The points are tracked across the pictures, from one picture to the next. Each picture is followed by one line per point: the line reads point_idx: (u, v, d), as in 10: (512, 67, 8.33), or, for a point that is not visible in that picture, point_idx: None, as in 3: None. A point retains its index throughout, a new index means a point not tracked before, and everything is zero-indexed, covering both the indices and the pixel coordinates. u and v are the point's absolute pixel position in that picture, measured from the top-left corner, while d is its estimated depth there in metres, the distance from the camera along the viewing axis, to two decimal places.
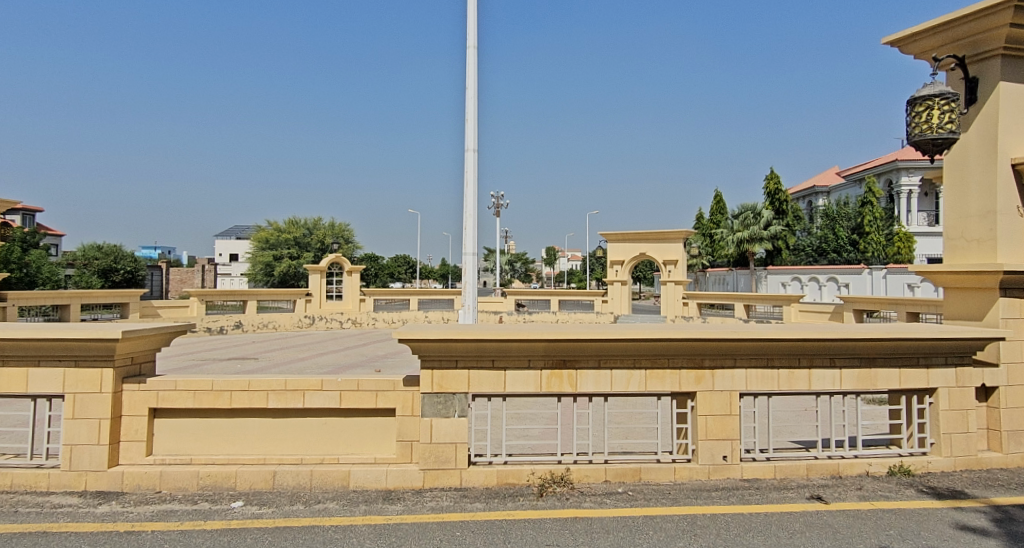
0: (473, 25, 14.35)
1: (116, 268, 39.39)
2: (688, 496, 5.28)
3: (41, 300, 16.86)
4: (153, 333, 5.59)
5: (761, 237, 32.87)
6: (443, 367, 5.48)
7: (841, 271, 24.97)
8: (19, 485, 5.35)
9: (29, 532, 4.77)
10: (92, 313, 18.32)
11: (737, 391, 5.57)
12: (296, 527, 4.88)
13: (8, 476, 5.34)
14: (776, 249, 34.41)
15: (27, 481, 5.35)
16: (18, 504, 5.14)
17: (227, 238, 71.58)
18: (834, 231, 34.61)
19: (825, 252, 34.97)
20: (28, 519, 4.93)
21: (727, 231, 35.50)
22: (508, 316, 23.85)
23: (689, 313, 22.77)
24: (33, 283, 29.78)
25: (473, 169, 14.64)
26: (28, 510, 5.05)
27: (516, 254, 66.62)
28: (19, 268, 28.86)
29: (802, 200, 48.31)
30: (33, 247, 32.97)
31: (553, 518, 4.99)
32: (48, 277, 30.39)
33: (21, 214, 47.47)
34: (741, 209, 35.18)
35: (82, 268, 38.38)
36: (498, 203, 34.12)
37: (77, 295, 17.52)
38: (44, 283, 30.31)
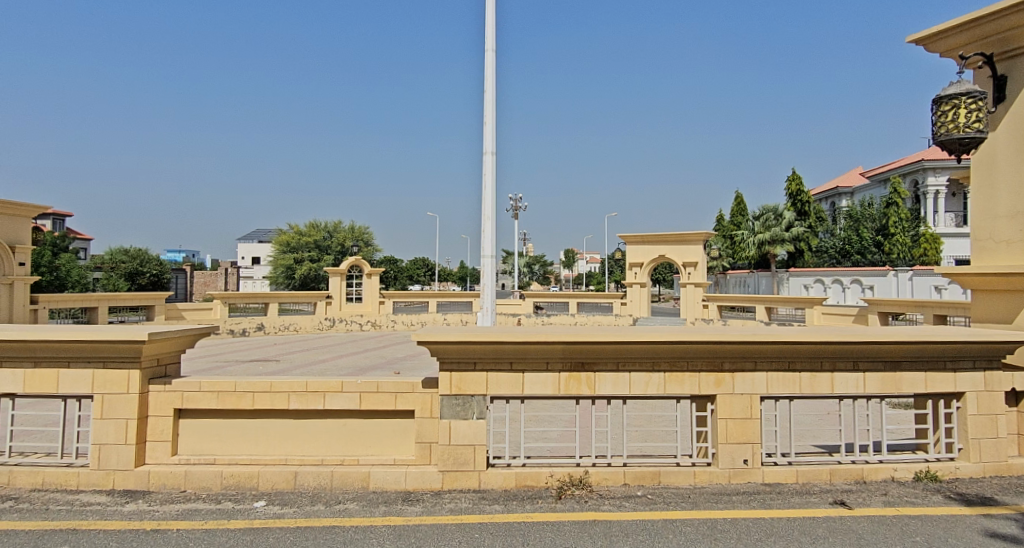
0: (493, 29, 14.42)
1: (143, 270, 39.87)
2: (709, 500, 5.26)
3: (69, 303, 17.10)
4: (179, 335, 5.65)
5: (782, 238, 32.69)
6: (461, 370, 5.50)
7: (864, 273, 24.72)
8: (50, 483, 5.43)
9: (60, 528, 4.85)
10: (120, 317, 18.56)
11: (757, 395, 5.54)
12: (317, 527, 4.91)
13: (40, 475, 5.43)
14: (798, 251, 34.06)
15: (58, 480, 5.43)
16: (49, 502, 5.22)
17: (249, 240, 71.66)
18: (859, 232, 34.27)
19: (849, 253, 34.60)
20: (59, 516, 5.01)
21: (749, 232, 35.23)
22: (526, 319, 23.97)
23: (710, 315, 22.68)
24: (62, 287, 30.30)
25: (492, 171, 14.69)
26: (59, 507, 5.13)
27: (534, 257, 66.88)
28: (49, 271, 29.49)
29: (825, 200, 47.86)
30: (62, 250, 33.53)
31: (572, 520, 5.00)
32: (78, 280, 30.98)
33: (52, 219, 48.36)
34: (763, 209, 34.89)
35: (110, 271, 38.92)
36: (516, 206, 34.13)
37: (105, 298, 17.53)
38: (74, 286, 30.91)
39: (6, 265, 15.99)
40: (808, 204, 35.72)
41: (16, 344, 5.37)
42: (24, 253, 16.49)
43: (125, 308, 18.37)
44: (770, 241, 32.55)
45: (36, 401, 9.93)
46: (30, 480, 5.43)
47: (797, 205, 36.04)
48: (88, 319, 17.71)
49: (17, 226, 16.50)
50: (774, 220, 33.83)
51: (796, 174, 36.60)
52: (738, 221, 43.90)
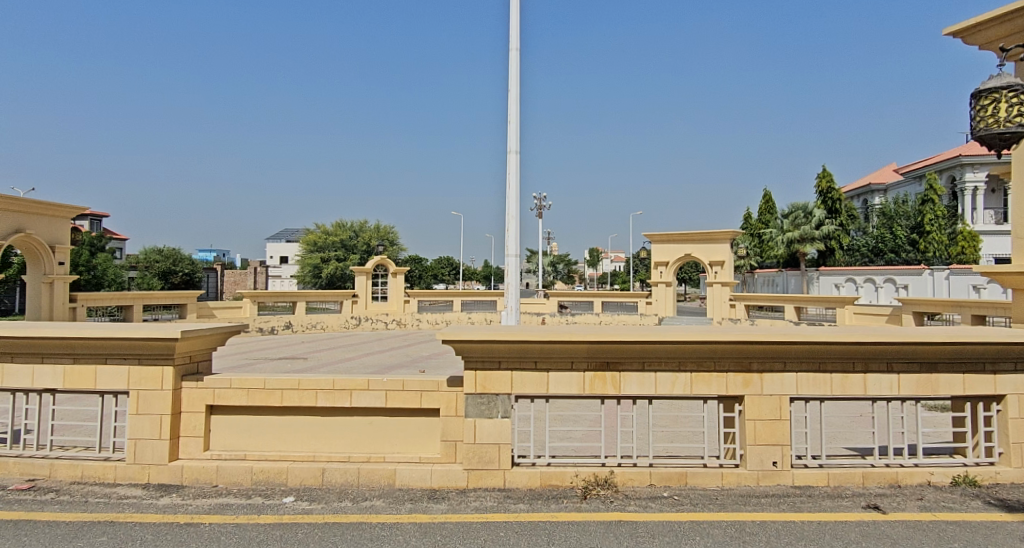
0: (516, 27, 14.42)
1: (176, 270, 40.43)
2: (737, 502, 5.22)
3: (106, 300, 17.45)
4: (211, 332, 5.73)
5: (812, 237, 32.22)
6: (486, 369, 5.51)
7: (899, 272, 24.35)
8: (89, 476, 5.53)
9: (97, 520, 4.93)
10: (154, 314, 18.89)
11: (787, 396, 5.48)
12: (345, 523, 4.95)
13: (78, 468, 5.52)
14: (829, 249, 33.65)
15: (96, 473, 5.52)
16: (88, 495, 5.31)
17: (277, 240, 72.23)
18: (893, 230, 33.78)
19: (881, 251, 34.03)
20: (97, 509, 5.10)
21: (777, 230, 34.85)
22: (551, 318, 23.98)
23: (737, 315, 22.51)
24: (98, 285, 30.90)
25: (516, 171, 14.70)
26: (97, 500, 5.22)
27: (559, 256, 66.74)
28: (87, 270, 30.10)
29: (857, 198, 47.25)
30: (99, 249, 34.15)
31: (597, 520, 4.98)
32: (114, 279, 31.55)
33: (89, 220, 49.27)
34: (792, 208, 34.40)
35: (144, 271, 39.58)
36: (540, 205, 34.12)
37: (140, 297, 17.87)
38: (110, 285, 31.50)
39: (46, 264, 16.34)
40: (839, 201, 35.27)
41: (56, 340, 5.49)
42: (64, 253, 16.81)
43: (159, 307, 18.69)
44: (799, 240, 32.16)
45: (74, 396, 10.12)
46: (69, 473, 5.52)
47: (828, 202, 35.65)
48: (123, 317, 18.04)
49: (60, 227, 16.84)
50: (803, 218, 33.33)
51: (826, 171, 36.14)
52: (767, 220, 43.50)
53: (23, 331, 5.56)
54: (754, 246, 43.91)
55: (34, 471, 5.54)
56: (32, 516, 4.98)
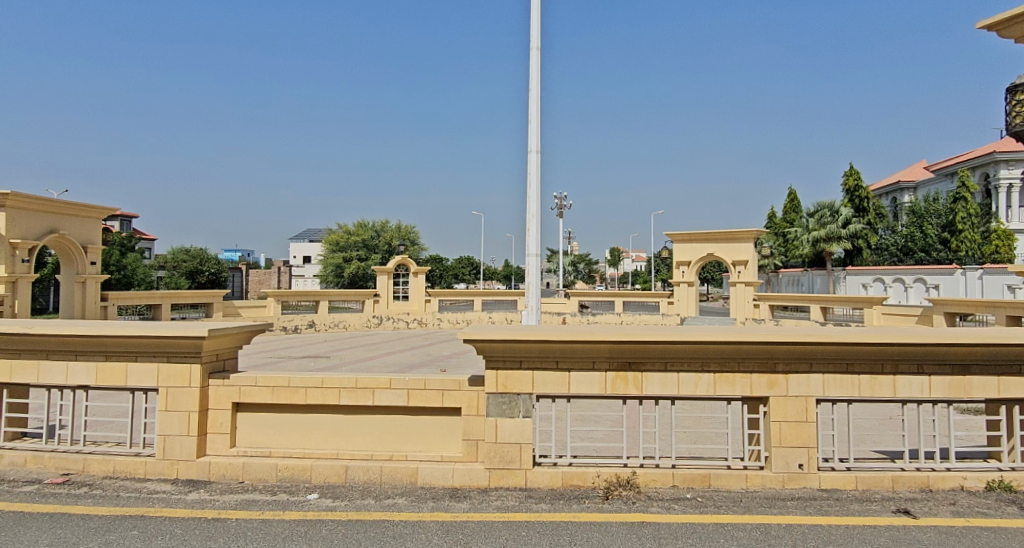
0: (537, 26, 14.40)
1: (202, 270, 40.89)
2: (762, 505, 5.17)
3: (135, 299, 17.71)
4: (237, 330, 5.78)
5: (838, 236, 31.75)
6: (508, 368, 5.50)
7: (930, 272, 24.02)
8: (120, 471, 5.60)
9: (128, 515, 5.00)
10: (182, 313, 19.06)
11: (813, 397, 5.42)
12: (368, 520, 4.97)
13: (110, 463, 5.61)
14: (856, 249, 33.26)
15: (127, 468, 5.60)
16: (120, 489, 5.38)
17: (300, 240, 72.79)
18: (923, 229, 33.34)
19: (911, 251, 33.57)
20: (128, 503, 5.16)
21: (802, 229, 34.50)
22: (571, 318, 23.96)
23: (760, 316, 22.37)
24: (128, 285, 31.37)
25: (537, 170, 14.68)
26: (128, 494, 5.29)
27: (579, 255, 66.61)
28: (117, 270, 30.57)
29: (886, 196, 46.68)
30: (129, 250, 34.63)
31: (620, 521, 4.95)
32: (143, 279, 32.01)
33: (119, 221, 49.98)
34: (817, 207, 33.79)
35: (171, 270, 40.09)
36: (560, 204, 34.06)
37: (168, 296, 18.13)
38: (139, 285, 31.96)
39: (79, 264, 16.58)
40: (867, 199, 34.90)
41: (88, 339, 5.57)
42: (96, 253, 17.05)
43: (186, 306, 18.93)
44: (824, 238, 31.89)
45: (107, 392, 10.28)
46: (102, 468, 5.61)
47: (854, 200, 35.27)
48: (152, 315, 18.31)
49: (93, 227, 17.05)
50: (829, 216, 32.68)
51: (853, 168, 35.71)
52: (792, 218, 43.13)
53: (57, 329, 5.65)
54: (778, 245, 43.55)
55: (69, 466, 5.64)
56: (67, 509, 5.06)
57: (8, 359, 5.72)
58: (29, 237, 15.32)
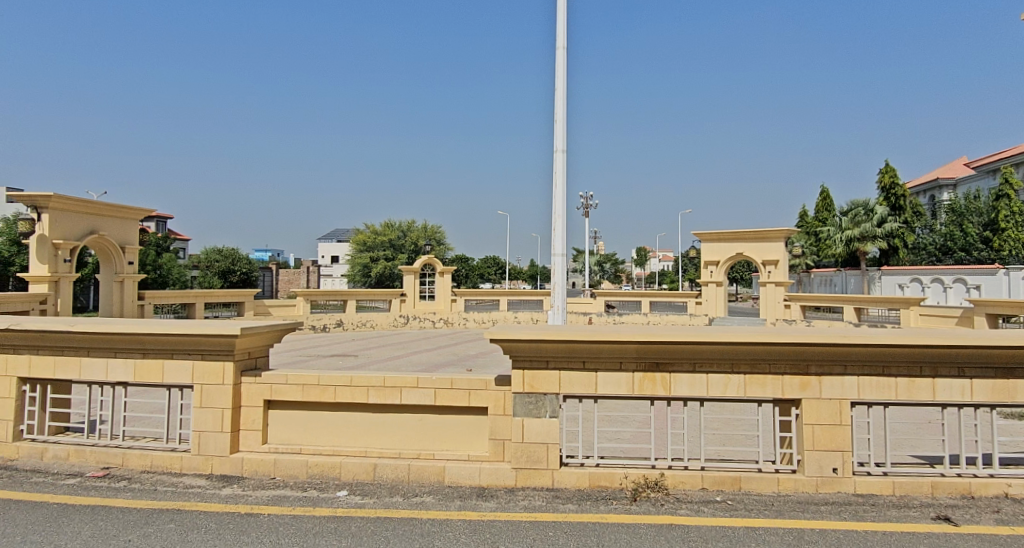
0: (564, 25, 14.36)
1: (234, 269, 41.41)
2: (794, 509, 5.10)
3: (170, 298, 18.02)
4: (268, 329, 5.82)
5: (873, 235, 30.97)
6: (534, 368, 5.48)
7: (970, 272, 23.58)
8: (157, 466, 5.67)
9: (165, 508, 5.06)
10: (214, 311, 19.23)
11: (847, 400, 5.32)
12: (396, 518, 4.98)
13: (148, 458, 5.68)
14: (892, 248, 32.72)
15: (164, 463, 5.67)
16: (157, 483, 5.45)
17: (328, 240, 73.39)
18: (963, 228, 32.69)
19: (951, 250, 32.96)
20: (165, 497, 5.23)
21: (835, 228, 34.04)
22: (597, 318, 23.90)
23: (792, 316, 22.11)
24: (164, 284, 31.89)
25: (563, 170, 14.64)
26: (165, 489, 5.36)
27: (605, 255, 66.39)
28: (153, 269, 31.12)
29: (924, 194, 45.90)
30: (164, 250, 35.21)
31: (649, 523, 4.91)
32: (177, 279, 32.54)
33: (154, 221, 50.81)
34: (852, 205, 33.42)
35: (204, 270, 40.67)
36: (586, 203, 33.95)
37: (201, 295, 18.45)
38: (174, 284, 32.50)
39: (117, 263, 16.84)
40: (904, 198, 34.42)
41: (127, 336, 5.65)
42: (133, 253, 17.31)
43: (219, 304, 19.21)
44: (860, 238, 31.09)
45: (144, 389, 10.44)
46: (140, 462, 5.69)
47: (891, 198, 34.75)
48: (186, 314, 18.61)
49: (130, 228, 17.32)
50: (863, 215, 32.09)
51: (889, 166, 35.08)
52: (825, 217, 42.63)
53: (97, 327, 5.74)
54: (810, 244, 43.07)
55: (109, 459, 5.72)
56: (107, 501, 5.14)
57: (50, 355, 5.82)
58: (71, 237, 15.60)
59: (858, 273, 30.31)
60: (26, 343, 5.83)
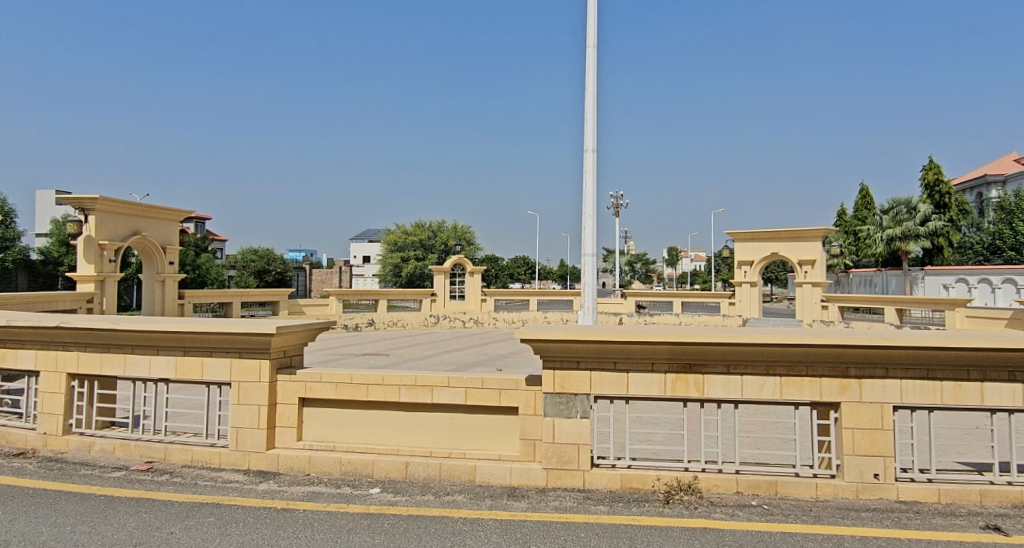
0: (594, 23, 14.26)
1: (269, 269, 41.90)
2: (834, 515, 4.98)
3: (208, 298, 18.31)
4: (302, 328, 5.85)
5: (916, 233, 30.18)
6: (565, 368, 5.42)
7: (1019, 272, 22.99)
8: (197, 461, 5.73)
9: (204, 502, 5.10)
10: (250, 311, 19.46)
11: (889, 404, 5.19)
12: (428, 516, 4.96)
13: (189, 452, 5.74)
14: (937, 248, 32.01)
15: (204, 458, 5.72)
16: (197, 478, 5.50)
17: (360, 240, 73.94)
18: (1012, 227, 31.85)
19: (999, 249, 32.14)
20: (204, 491, 5.27)
21: (875, 227, 33.38)
22: (628, 318, 23.77)
23: (830, 318, 21.68)
24: (203, 284, 32.41)
25: (592, 169, 14.55)
26: (204, 483, 5.41)
27: (637, 254, 65.98)
28: (192, 269, 31.65)
29: (970, 191, 44.83)
30: (202, 250, 35.78)
31: (683, 526, 4.83)
32: (215, 278, 33.05)
33: (192, 222, 51.67)
34: (893, 203, 32.67)
35: (240, 270, 41.24)
36: (617, 203, 33.75)
37: (239, 294, 18.73)
38: (212, 284, 33.02)
39: (159, 264, 17.11)
40: (949, 195, 33.75)
41: (168, 333, 5.71)
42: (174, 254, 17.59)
43: (255, 303, 19.45)
44: (901, 236, 30.18)
45: (183, 387, 10.59)
46: (181, 457, 5.75)
47: (935, 195, 34.07)
48: (224, 312, 18.87)
49: (172, 230, 17.62)
50: (905, 214, 31.42)
51: (933, 162, 34.41)
52: (865, 215, 41.91)
53: (141, 324, 5.82)
54: (850, 244, 42.43)
55: (152, 454, 5.80)
56: (150, 494, 5.20)
57: (96, 352, 5.91)
58: (116, 238, 15.92)
59: (900, 273, 29.65)
60: (74, 340, 5.94)
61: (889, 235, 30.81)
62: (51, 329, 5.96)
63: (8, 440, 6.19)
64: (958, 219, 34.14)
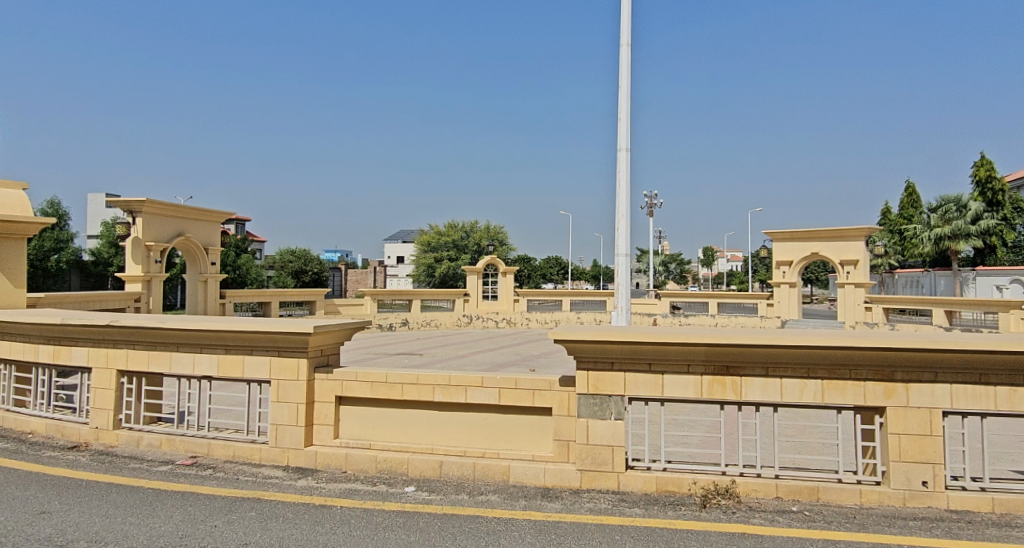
0: (628, 22, 14.12)
1: (306, 269, 42.39)
2: (879, 523, 4.82)
3: (247, 297, 18.56)
4: (339, 327, 5.84)
5: (967, 232, 29.45)
6: (599, 369, 5.33)
7: None
8: (239, 456, 5.76)
9: (245, 497, 5.11)
10: (288, 310, 19.66)
11: (938, 409, 5.01)
12: (463, 515, 4.91)
13: (231, 448, 5.77)
14: (989, 247, 31.17)
15: (245, 454, 5.75)
16: (239, 473, 5.53)
17: (395, 241, 74.43)
18: None
19: None
20: (246, 486, 5.28)
21: (923, 226, 32.59)
22: (663, 319, 23.47)
23: (874, 319, 21.17)
24: (242, 284, 32.89)
25: (626, 169, 14.42)
26: (245, 478, 5.43)
27: (671, 255, 65.42)
28: (233, 269, 32.14)
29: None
30: (242, 250, 36.32)
31: (720, 531, 4.71)
32: (254, 279, 33.52)
33: (232, 223, 52.51)
34: (942, 201, 31.81)
35: (278, 270, 41.79)
36: (651, 203, 33.47)
37: (276, 294, 18.96)
38: (251, 284, 33.50)
39: (202, 264, 17.36)
40: (1001, 192, 32.85)
41: (209, 331, 5.75)
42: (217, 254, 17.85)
43: (292, 303, 19.65)
44: (951, 236, 29.44)
45: (224, 385, 10.72)
46: (224, 452, 5.78)
47: (987, 193, 33.19)
48: (263, 312, 19.10)
49: (215, 231, 17.89)
50: (955, 212, 30.51)
51: (986, 159, 33.53)
52: (912, 214, 41.03)
53: (186, 323, 5.87)
54: (895, 243, 41.56)
55: (197, 449, 5.84)
56: (196, 488, 5.23)
57: (144, 350, 5.98)
58: (162, 239, 16.20)
59: (949, 273, 28.96)
60: (123, 338, 6.02)
61: (937, 235, 30.19)
62: (101, 327, 6.05)
63: (63, 434, 6.29)
64: (1012, 216, 33.20)
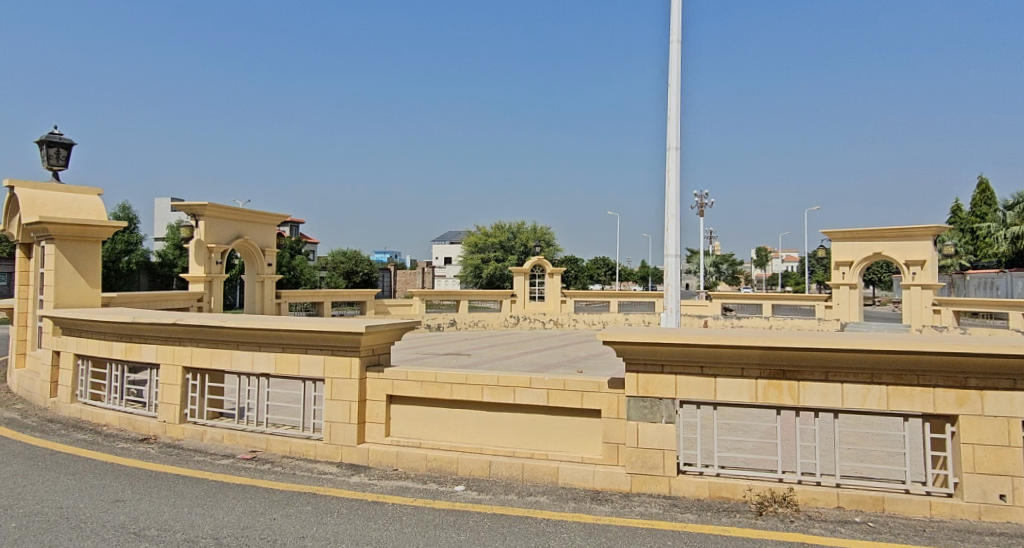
0: (678, 17, 13.83)
1: (357, 270, 42.92)
2: (951, 537, 4.54)
3: (302, 297, 18.80)
4: (390, 327, 5.76)
5: None
6: (648, 371, 5.14)
7: None
8: (295, 452, 5.73)
9: (301, 491, 5.07)
10: (340, 310, 19.84)
11: (1017, 419, 4.67)
12: (513, 516, 4.78)
13: (288, 443, 5.75)
14: None
15: (301, 450, 5.72)
16: (295, 468, 5.50)
17: (443, 242, 74.89)
18: None
19: None
20: (301, 481, 5.25)
21: (999, 225, 31.25)
22: (713, 321, 22.88)
23: (943, 322, 20.32)
24: (297, 284, 33.41)
25: (676, 168, 14.12)
26: (301, 473, 5.40)
27: (722, 256, 64.36)
28: (287, 270, 32.65)
29: None
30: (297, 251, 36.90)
31: (778, 540, 4.49)
32: (308, 279, 34.02)
33: (286, 225, 53.50)
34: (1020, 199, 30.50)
35: (330, 270, 42.40)
36: (701, 203, 32.91)
37: (329, 294, 19.13)
38: (305, 284, 34.02)
39: (259, 264, 17.61)
40: None
41: (266, 329, 5.74)
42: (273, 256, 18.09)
43: (344, 303, 19.80)
44: None
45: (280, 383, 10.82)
46: (281, 448, 5.76)
47: None
48: (317, 311, 19.30)
49: (270, 232, 18.14)
50: None
51: None
52: (985, 212, 39.50)
53: (246, 321, 5.88)
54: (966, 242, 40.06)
55: (256, 443, 5.83)
56: (254, 482, 5.21)
57: (208, 347, 6.01)
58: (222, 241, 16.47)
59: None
60: (188, 336, 6.06)
61: None
62: (169, 325, 6.11)
63: (134, 427, 6.34)
64: None
